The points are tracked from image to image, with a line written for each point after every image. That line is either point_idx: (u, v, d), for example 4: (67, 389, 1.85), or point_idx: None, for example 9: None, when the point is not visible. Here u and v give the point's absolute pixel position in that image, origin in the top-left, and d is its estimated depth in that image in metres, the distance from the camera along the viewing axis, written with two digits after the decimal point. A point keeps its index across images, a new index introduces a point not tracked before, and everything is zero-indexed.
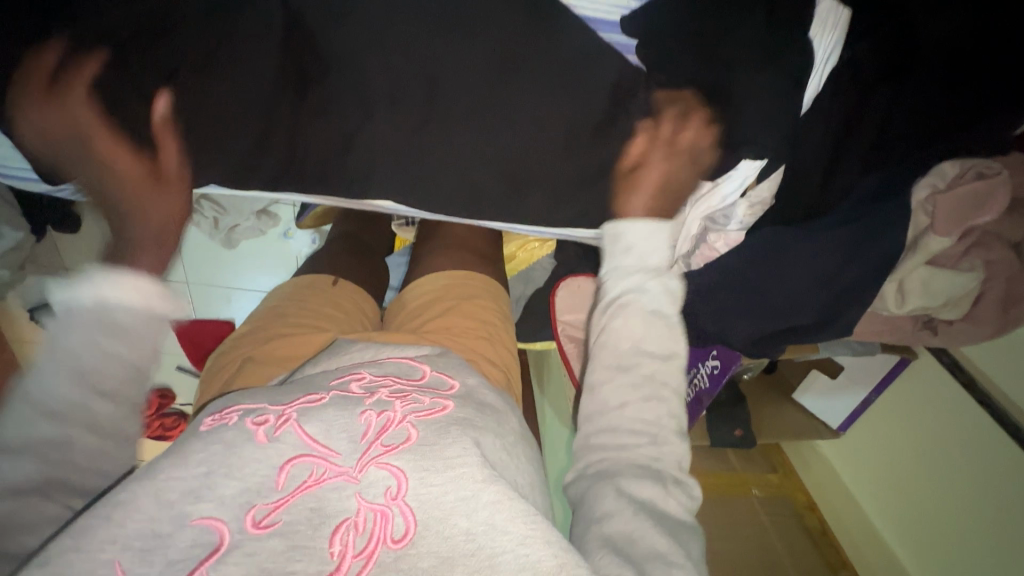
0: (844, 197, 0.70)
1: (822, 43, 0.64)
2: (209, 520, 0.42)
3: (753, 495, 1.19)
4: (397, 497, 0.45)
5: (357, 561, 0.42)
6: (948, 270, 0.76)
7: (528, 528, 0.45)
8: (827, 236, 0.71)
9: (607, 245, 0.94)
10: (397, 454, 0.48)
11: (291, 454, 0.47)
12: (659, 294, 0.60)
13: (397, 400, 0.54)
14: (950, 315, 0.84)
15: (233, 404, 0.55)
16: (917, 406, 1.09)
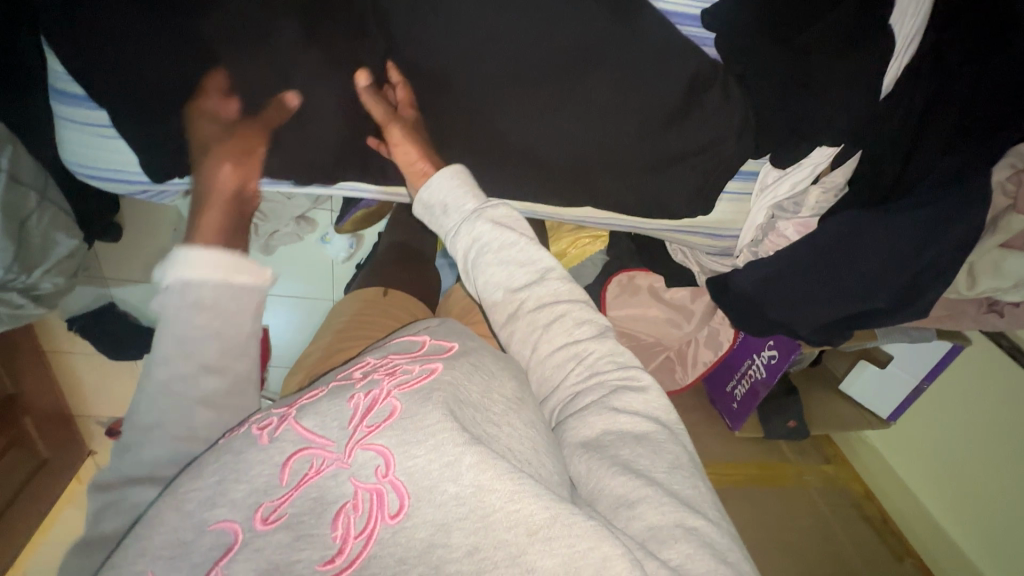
0: (923, 177, 0.70)
1: (903, 26, 0.66)
2: (224, 522, 0.41)
3: (810, 485, 1.20)
4: (388, 474, 0.42)
5: (358, 542, 0.40)
6: (1021, 249, 0.77)
7: (518, 485, 0.42)
8: (902, 218, 0.72)
9: (665, 235, 0.95)
10: (381, 432, 0.44)
11: (292, 449, 0.45)
12: (495, 230, 0.63)
13: (386, 377, 0.50)
14: (1017, 297, 0.85)
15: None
16: (965, 387, 1.11)
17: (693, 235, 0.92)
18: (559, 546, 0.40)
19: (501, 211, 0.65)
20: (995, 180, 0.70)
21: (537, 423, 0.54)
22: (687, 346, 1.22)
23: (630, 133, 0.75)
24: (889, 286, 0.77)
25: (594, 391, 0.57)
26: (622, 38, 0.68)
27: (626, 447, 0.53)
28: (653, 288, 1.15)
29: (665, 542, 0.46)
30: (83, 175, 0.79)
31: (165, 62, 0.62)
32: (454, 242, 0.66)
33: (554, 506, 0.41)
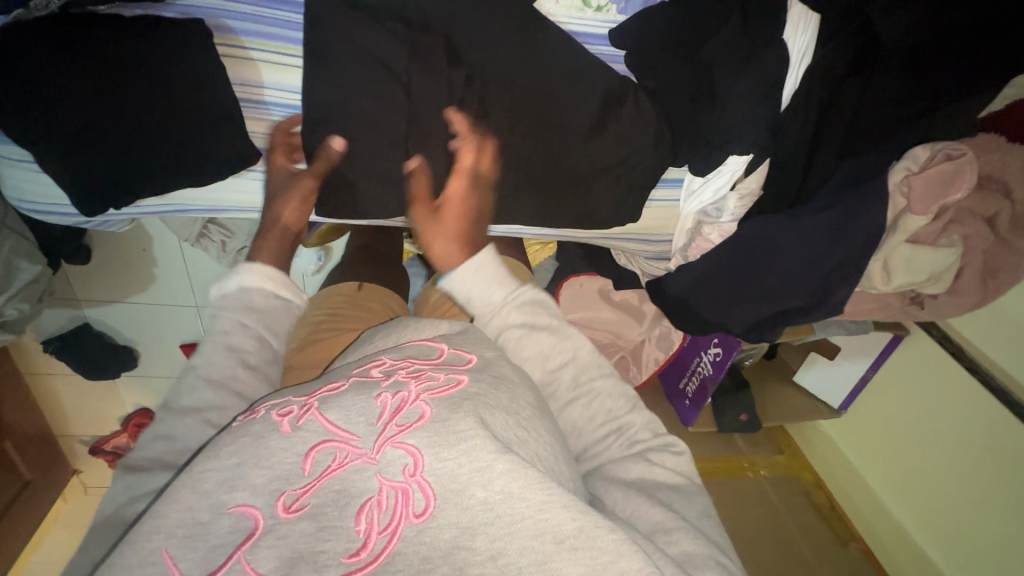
0: (823, 189, 0.75)
1: (795, 43, 0.70)
2: (245, 507, 0.47)
3: (762, 476, 1.23)
4: (415, 474, 0.48)
5: (382, 538, 0.45)
6: (929, 246, 0.82)
7: (546, 494, 0.47)
8: (809, 224, 0.76)
9: (603, 241, 0.99)
10: (411, 432, 0.50)
11: (313, 441, 0.51)
12: (533, 307, 0.66)
13: (412, 379, 0.55)
14: (934, 290, 0.88)
15: (266, 401, 0.58)
16: (910, 389, 1.14)
17: (626, 240, 0.97)
18: (583, 555, 0.45)
19: (489, 268, 0.67)
20: (893, 183, 0.74)
21: (556, 432, 0.60)
22: (641, 346, 1.25)
23: (554, 149, 0.78)
24: (811, 287, 0.81)
25: (642, 456, 0.62)
26: (530, 63, 0.72)
27: (661, 491, 0.59)
28: (603, 290, 1.19)
29: (698, 567, 0.52)
30: (25, 210, 0.81)
31: (86, 97, 0.63)
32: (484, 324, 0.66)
33: (580, 519, 0.47)
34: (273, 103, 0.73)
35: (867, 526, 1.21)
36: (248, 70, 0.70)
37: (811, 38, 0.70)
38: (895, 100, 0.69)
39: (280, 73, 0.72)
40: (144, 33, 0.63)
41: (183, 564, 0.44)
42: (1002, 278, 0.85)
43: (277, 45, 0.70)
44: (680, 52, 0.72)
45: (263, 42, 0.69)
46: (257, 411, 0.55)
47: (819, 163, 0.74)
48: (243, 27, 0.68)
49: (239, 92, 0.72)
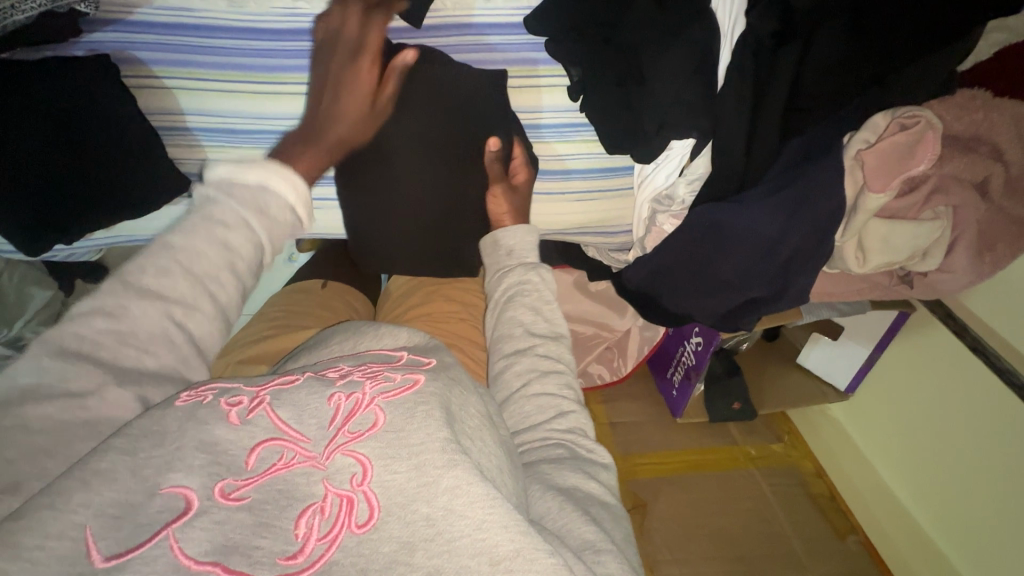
0: (768, 168, 0.69)
1: (723, 14, 0.67)
2: (179, 488, 0.39)
3: (755, 470, 1.15)
4: (363, 483, 0.44)
5: (320, 544, 0.41)
6: (911, 221, 0.73)
7: (487, 512, 0.44)
8: (755, 205, 0.69)
9: (559, 237, 0.95)
10: (364, 441, 0.46)
11: (261, 437, 0.44)
12: (539, 290, 0.72)
13: (368, 380, 0.50)
14: (925, 267, 0.79)
15: (216, 382, 0.49)
16: (908, 367, 1.07)
17: (582, 234, 0.94)
18: None
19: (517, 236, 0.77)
20: (849, 157, 0.66)
21: (502, 438, 0.57)
22: (625, 337, 1.20)
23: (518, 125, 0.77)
24: (764, 277, 0.75)
25: (566, 447, 0.61)
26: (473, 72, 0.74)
27: (594, 506, 0.56)
28: (580, 283, 1.15)
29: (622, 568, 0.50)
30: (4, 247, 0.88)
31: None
32: (501, 282, 0.73)
33: (519, 539, 0.44)
34: (190, 128, 0.74)
35: (868, 512, 1.14)
36: (163, 97, 0.72)
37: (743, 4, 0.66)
38: (840, 69, 0.60)
39: (194, 98, 0.72)
40: (46, 77, 0.64)
41: (102, 543, 0.36)
42: (999, 251, 0.76)
43: (189, 70, 0.71)
44: (600, 36, 0.68)
45: (175, 68, 0.70)
46: (202, 393, 0.46)
47: (759, 148, 0.67)
48: (153, 56, 0.69)
49: (159, 121, 0.73)
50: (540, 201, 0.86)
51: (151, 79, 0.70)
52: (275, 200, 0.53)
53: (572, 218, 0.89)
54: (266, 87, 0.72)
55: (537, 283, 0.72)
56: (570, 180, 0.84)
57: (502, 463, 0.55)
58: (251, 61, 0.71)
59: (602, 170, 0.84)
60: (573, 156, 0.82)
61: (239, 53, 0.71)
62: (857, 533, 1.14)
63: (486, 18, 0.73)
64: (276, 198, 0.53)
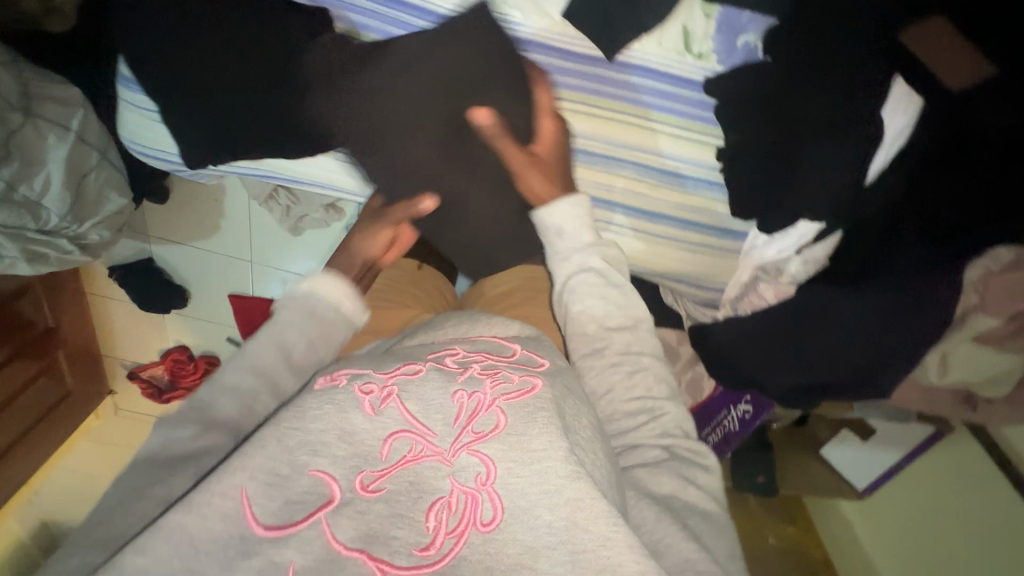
0: (887, 272, 0.74)
1: (893, 121, 0.70)
2: (321, 473, 0.47)
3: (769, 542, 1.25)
4: (487, 483, 0.50)
5: (450, 538, 0.48)
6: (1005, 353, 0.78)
7: (610, 531, 0.49)
8: (864, 303, 0.76)
9: (652, 278, 0.96)
10: (487, 442, 0.52)
11: (392, 428, 0.51)
12: (597, 283, 0.73)
13: (487, 379, 0.57)
14: (991, 394, 0.85)
15: (347, 368, 0.57)
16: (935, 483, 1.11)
17: (676, 283, 0.94)
18: None
19: (572, 210, 0.76)
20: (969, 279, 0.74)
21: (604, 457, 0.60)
22: None
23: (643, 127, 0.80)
24: (847, 369, 0.82)
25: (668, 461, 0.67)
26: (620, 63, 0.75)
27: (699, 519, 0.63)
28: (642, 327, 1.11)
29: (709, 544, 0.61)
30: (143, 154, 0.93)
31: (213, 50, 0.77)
32: (561, 259, 0.76)
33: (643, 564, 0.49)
34: None
35: None
36: None
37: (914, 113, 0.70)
38: (980, 198, 0.68)
39: None
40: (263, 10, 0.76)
41: (258, 509, 0.45)
42: None
43: (394, 44, 0.76)
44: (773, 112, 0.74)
45: (381, 40, 0.75)
46: (338, 377, 0.55)
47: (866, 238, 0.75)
48: (369, 25, 0.75)
49: None
50: (653, 241, 0.89)
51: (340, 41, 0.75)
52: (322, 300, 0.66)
53: (673, 265, 0.91)
54: None
55: (585, 259, 0.75)
56: (688, 230, 0.87)
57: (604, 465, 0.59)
58: None
59: (718, 229, 0.85)
60: (696, 207, 0.84)
61: (432, 37, 0.74)
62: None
63: (645, 63, 0.74)
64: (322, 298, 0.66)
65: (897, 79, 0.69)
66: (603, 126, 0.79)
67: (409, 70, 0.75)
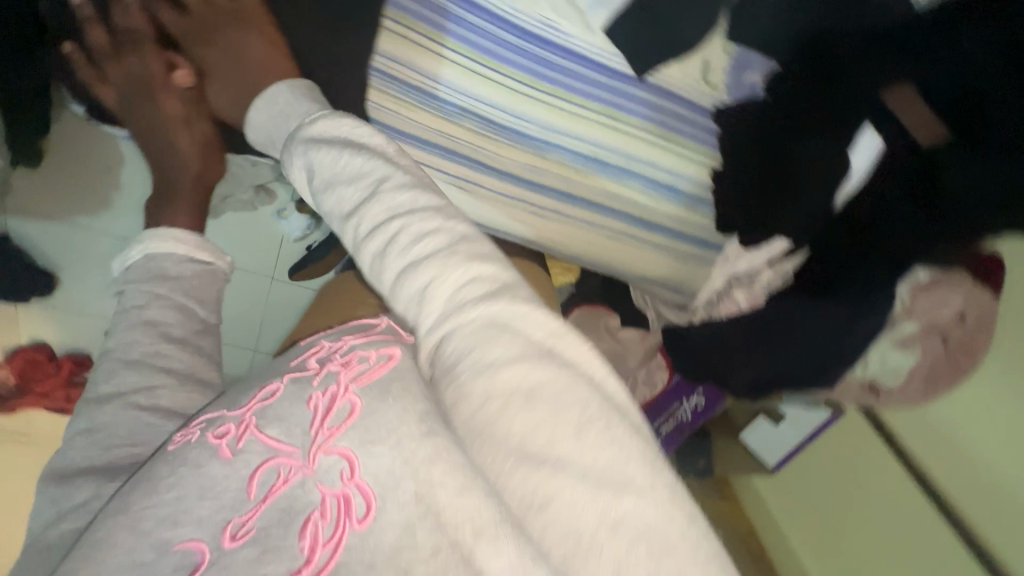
0: (848, 283, 0.89)
1: (857, 161, 0.86)
2: (192, 542, 0.48)
3: None
4: (353, 477, 0.49)
5: (326, 550, 0.45)
6: (901, 348, 1.00)
7: (469, 478, 0.47)
8: (826, 311, 0.90)
9: (638, 280, 1.06)
10: (342, 434, 0.51)
11: (257, 463, 0.51)
12: (403, 197, 0.61)
13: (342, 371, 0.56)
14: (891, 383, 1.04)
15: (201, 416, 0.60)
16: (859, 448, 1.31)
17: (659, 284, 1.06)
18: None
19: (323, 127, 0.67)
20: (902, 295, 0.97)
21: None
22: None
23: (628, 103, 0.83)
24: (807, 371, 0.96)
25: None
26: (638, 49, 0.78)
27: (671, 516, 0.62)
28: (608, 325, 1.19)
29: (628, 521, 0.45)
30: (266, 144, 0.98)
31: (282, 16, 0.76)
32: (334, 197, 0.63)
33: None
34: (414, 85, 0.79)
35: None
36: (406, 50, 0.77)
37: (877, 152, 0.85)
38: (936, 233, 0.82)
39: (430, 60, 0.78)
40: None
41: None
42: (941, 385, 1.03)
43: (433, 32, 0.76)
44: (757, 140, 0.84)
45: (424, 26, 0.76)
46: (190, 433, 0.57)
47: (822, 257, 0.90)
48: (416, 10, 0.75)
49: (391, 68, 0.78)
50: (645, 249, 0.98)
51: (391, 23, 0.75)
52: (170, 258, 0.73)
53: (660, 267, 1.01)
54: (492, 75, 0.79)
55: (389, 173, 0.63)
56: (680, 238, 0.98)
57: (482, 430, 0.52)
58: (490, 46, 0.77)
59: (702, 238, 0.98)
60: (688, 218, 0.95)
61: (486, 38, 0.77)
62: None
63: (657, 80, 0.82)
64: (169, 257, 0.73)
65: (868, 127, 0.85)
66: (621, 140, 0.86)
67: (443, 53, 0.77)
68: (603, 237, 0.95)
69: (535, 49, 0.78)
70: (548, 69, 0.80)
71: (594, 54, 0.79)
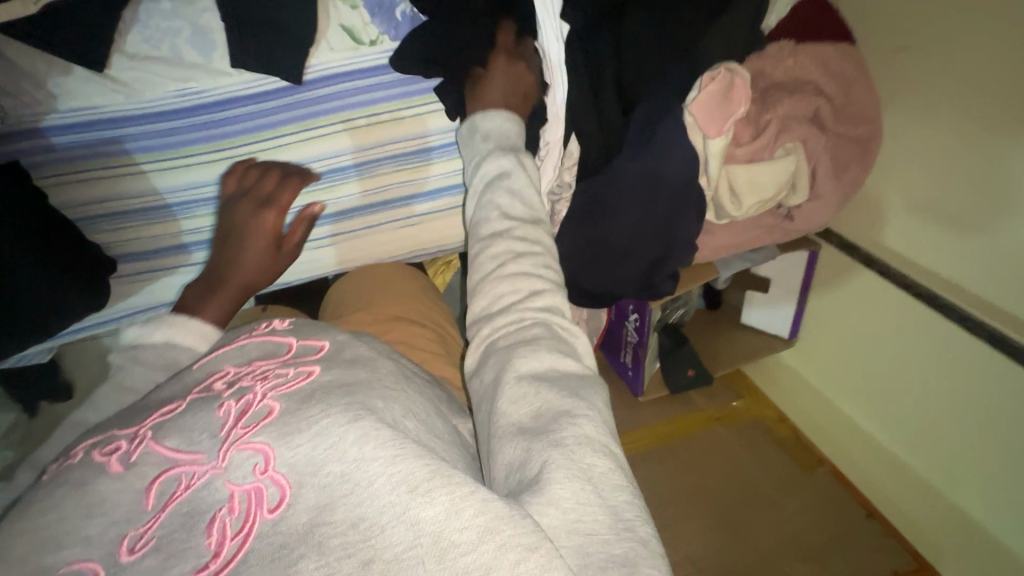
0: (623, 141, 0.79)
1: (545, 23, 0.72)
2: (81, 563, 0.44)
3: (720, 428, 1.17)
4: (266, 470, 0.46)
5: (233, 544, 0.43)
6: (767, 161, 0.82)
7: (381, 450, 0.44)
8: (625, 175, 0.80)
9: None
10: (260, 430, 0.48)
11: (153, 474, 0.49)
12: (518, 179, 0.63)
13: (259, 382, 0.53)
14: (797, 199, 0.89)
15: (86, 441, 0.55)
16: (829, 284, 1.14)
17: None
18: (436, 504, 0.42)
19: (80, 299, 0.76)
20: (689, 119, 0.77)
21: (451, 437, 0.57)
22: None
23: (313, 112, 0.81)
24: (653, 236, 0.85)
25: (544, 329, 0.56)
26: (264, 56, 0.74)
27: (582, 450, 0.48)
28: None
29: (593, 452, 0.48)
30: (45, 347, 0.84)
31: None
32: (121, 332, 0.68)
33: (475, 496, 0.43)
34: (122, 211, 0.80)
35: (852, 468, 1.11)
36: (87, 189, 0.77)
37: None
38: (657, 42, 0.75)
39: (120, 183, 0.78)
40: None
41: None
42: (852, 169, 0.86)
43: (101, 160, 0.76)
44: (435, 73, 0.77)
45: (88, 161, 0.76)
46: (74, 456, 0.53)
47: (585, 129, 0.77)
48: (66, 151, 0.74)
49: (84, 211, 0.78)
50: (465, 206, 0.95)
51: (54, 180, 0.75)
52: (185, 352, 0.65)
53: None
54: (182, 161, 0.80)
55: (519, 182, 0.63)
56: None
57: (428, 425, 0.54)
58: (159, 139, 0.77)
59: None
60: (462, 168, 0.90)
61: (141, 140, 0.77)
62: (824, 463, 1.13)
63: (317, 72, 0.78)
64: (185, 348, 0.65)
65: None
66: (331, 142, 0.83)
67: (128, 171, 0.78)
68: (395, 229, 0.94)
69: (194, 117, 0.77)
70: (217, 126, 0.79)
71: (240, 91, 0.77)
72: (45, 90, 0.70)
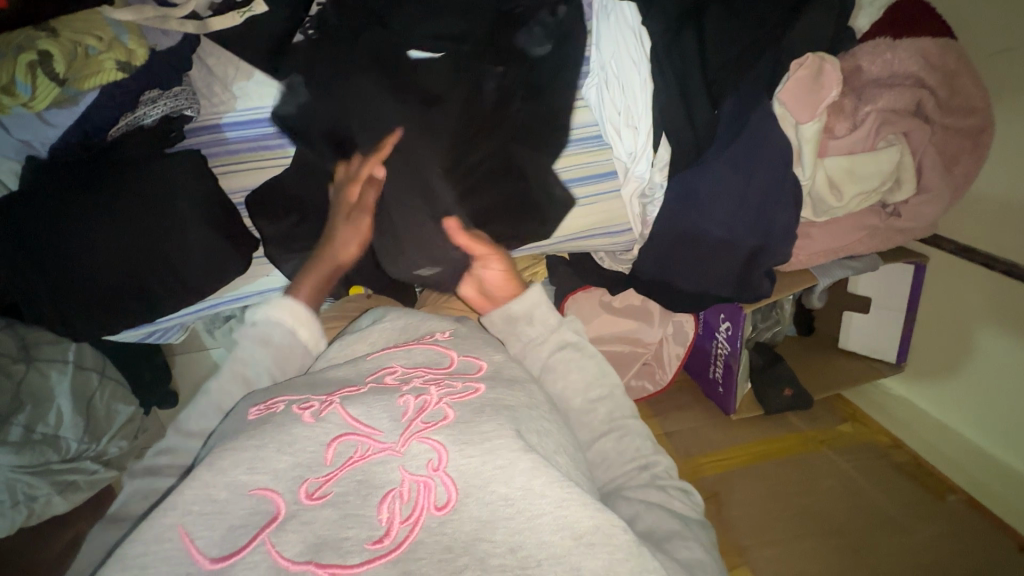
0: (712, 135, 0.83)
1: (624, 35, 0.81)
2: (265, 490, 0.45)
3: (829, 451, 1.08)
4: (438, 468, 0.47)
5: (404, 527, 0.44)
6: (868, 153, 0.83)
7: (566, 492, 0.46)
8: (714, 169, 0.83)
9: (561, 249, 1.00)
10: (436, 429, 0.50)
11: (335, 433, 0.50)
12: None
13: (432, 386, 0.55)
14: (904, 194, 0.88)
15: (280, 395, 0.57)
16: (974, 330, 1.04)
17: (586, 241, 0.97)
18: (601, 551, 0.44)
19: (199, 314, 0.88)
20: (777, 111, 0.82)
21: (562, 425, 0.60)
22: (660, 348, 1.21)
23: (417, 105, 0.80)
24: (749, 223, 0.86)
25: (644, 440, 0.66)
26: None
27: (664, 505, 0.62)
28: (602, 300, 1.16)
29: None
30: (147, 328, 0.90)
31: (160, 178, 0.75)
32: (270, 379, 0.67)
33: (602, 518, 0.45)
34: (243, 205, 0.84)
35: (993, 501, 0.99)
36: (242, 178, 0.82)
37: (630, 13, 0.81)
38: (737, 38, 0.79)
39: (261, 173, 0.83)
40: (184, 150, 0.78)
41: (199, 541, 0.42)
42: (962, 162, 0.86)
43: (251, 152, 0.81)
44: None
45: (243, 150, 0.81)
46: (273, 406, 0.55)
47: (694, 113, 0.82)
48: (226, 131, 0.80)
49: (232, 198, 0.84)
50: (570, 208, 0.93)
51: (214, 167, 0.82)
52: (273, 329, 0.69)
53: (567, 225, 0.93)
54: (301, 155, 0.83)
55: None
56: None
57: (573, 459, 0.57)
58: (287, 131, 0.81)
59: None
60: None
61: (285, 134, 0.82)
62: (959, 492, 1.00)
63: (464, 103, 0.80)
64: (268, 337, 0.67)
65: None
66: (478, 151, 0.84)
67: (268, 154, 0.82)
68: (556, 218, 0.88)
69: None
70: None
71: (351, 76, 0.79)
72: (229, 93, 0.79)
